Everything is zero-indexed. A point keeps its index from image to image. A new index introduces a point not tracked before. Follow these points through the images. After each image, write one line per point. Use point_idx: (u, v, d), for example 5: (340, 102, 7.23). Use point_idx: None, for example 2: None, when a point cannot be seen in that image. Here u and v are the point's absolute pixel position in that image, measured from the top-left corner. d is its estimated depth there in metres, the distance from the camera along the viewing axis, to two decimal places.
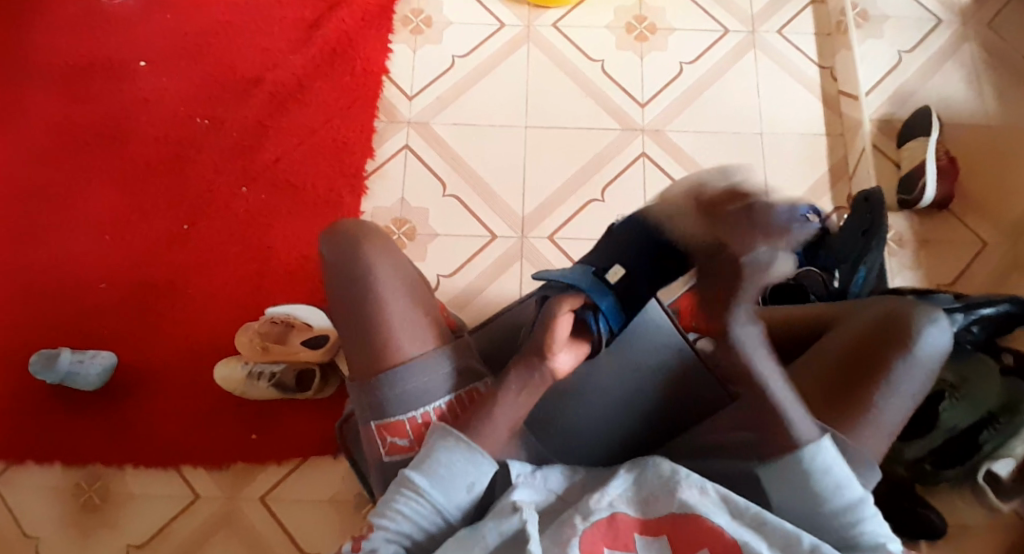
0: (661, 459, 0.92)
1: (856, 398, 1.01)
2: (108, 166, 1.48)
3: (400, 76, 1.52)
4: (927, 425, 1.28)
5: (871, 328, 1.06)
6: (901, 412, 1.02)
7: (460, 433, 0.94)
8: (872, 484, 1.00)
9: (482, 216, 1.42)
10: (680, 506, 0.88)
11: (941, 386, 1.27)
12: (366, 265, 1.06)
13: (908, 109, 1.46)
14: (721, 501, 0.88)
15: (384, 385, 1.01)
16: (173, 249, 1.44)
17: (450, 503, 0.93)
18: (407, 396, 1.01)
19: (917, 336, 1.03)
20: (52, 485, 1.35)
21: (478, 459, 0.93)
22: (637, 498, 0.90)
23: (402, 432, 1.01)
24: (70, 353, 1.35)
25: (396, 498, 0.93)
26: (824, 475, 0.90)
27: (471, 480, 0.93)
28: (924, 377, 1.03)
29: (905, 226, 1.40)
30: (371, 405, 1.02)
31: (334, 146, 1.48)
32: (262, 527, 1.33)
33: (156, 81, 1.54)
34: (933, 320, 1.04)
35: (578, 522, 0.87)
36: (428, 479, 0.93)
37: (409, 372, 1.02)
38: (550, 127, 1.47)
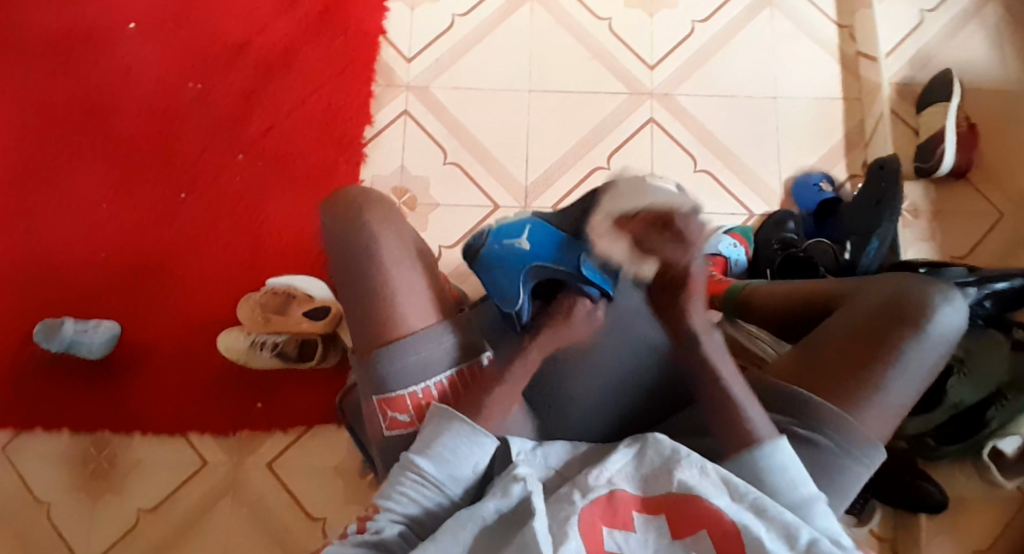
0: (662, 434, 0.89)
1: (865, 377, 0.99)
2: (101, 132, 1.45)
3: (398, 37, 1.46)
4: (932, 402, 1.27)
5: (880, 307, 1.02)
6: (910, 391, 0.99)
7: (463, 415, 0.93)
8: (875, 464, 0.98)
9: (484, 185, 1.38)
10: (678, 485, 0.86)
11: (949, 362, 1.25)
12: (368, 238, 1.02)
13: (929, 72, 1.39)
14: (721, 483, 0.86)
15: (383, 361, 0.98)
16: (170, 217, 1.42)
17: (455, 483, 0.92)
18: (408, 370, 0.98)
19: (929, 315, 1.00)
20: (61, 453, 1.37)
21: (480, 439, 0.92)
22: (637, 472, 0.88)
23: (403, 407, 0.99)
24: (74, 322, 1.36)
25: (401, 480, 0.91)
26: (782, 473, 0.89)
27: (476, 461, 0.92)
28: (935, 356, 1.00)
29: (920, 196, 1.36)
30: (372, 380, 1.00)
31: (332, 110, 1.43)
32: (268, 493, 1.36)
33: (149, 44, 1.49)
34: (947, 299, 1.01)
35: (578, 499, 0.85)
36: (433, 461, 0.92)
37: (408, 347, 0.99)
38: (553, 92, 1.41)
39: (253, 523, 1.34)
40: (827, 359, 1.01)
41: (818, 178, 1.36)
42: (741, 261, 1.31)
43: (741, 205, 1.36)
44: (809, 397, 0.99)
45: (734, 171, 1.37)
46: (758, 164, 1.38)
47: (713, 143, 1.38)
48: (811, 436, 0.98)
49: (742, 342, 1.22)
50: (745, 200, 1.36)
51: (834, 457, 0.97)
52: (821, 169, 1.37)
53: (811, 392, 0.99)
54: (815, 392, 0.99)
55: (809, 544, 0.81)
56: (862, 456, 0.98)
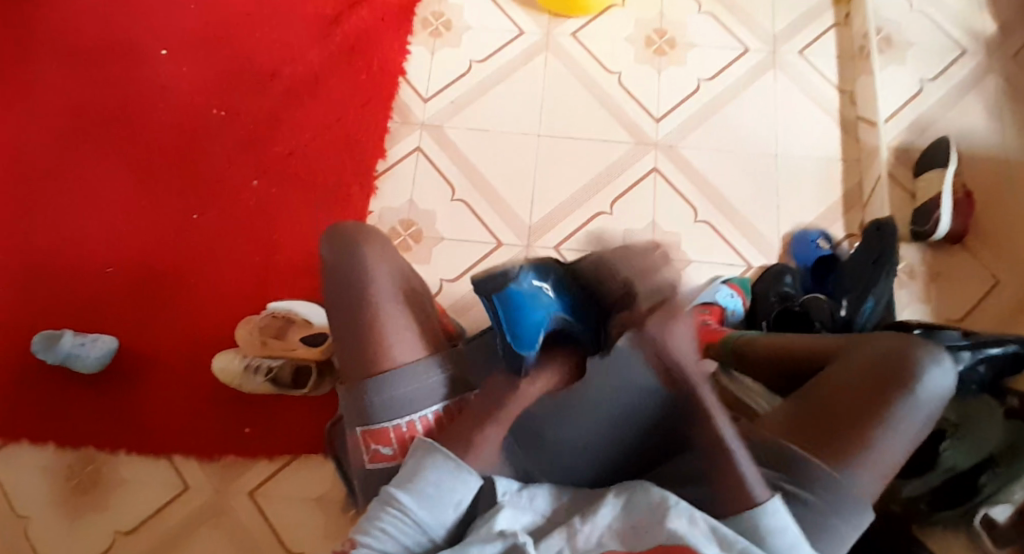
0: (651, 484, 0.90)
1: (853, 435, 0.99)
2: (121, 151, 1.49)
3: (416, 78, 1.51)
4: (927, 464, 1.26)
5: (870, 368, 1.03)
6: (898, 452, 1.00)
7: (448, 450, 0.93)
8: (863, 525, 0.98)
9: (489, 223, 1.41)
10: (668, 536, 0.85)
11: (942, 426, 1.25)
12: (365, 272, 1.07)
13: (929, 137, 1.44)
14: (707, 532, 0.86)
15: (371, 392, 1.01)
16: (179, 237, 1.44)
17: (436, 522, 0.91)
18: (394, 403, 1.01)
19: (918, 376, 1.01)
20: (45, 466, 1.35)
21: (464, 476, 0.92)
22: (625, 527, 0.88)
23: (387, 439, 1.00)
24: (73, 335, 1.37)
25: (382, 516, 0.91)
26: (773, 517, 0.87)
27: (458, 498, 0.92)
28: (923, 418, 1.01)
29: (917, 258, 1.37)
30: (358, 411, 1.02)
31: (347, 143, 1.47)
32: (249, 522, 1.33)
33: (176, 69, 1.54)
34: (935, 361, 1.03)
35: None
36: (416, 498, 0.92)
37: (397, 379, 1.01)
38: (562, 138, 1.45)
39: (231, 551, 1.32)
40: (814, 416, 1.02)
41: (816, 235, 1.38)
42: (738, 312, 1.32)
43: (740, 255, 1.39)
44: (794, 451, 0.98)
45: (735, 223, 1.41)
46: (758, 218, 1.41)
47: (714, 195, 1.42)
48: (797, 492, 0.96)
49: (739, 397, 1.20)
50: (745, 251, 1.39)
51: (820, 514, 0.96)
52: (820, 227, 1.40)
53: (796, 446, 0.99)
54: (801, 448, 0.99)
55: None
56: (850, 516, 0.96)
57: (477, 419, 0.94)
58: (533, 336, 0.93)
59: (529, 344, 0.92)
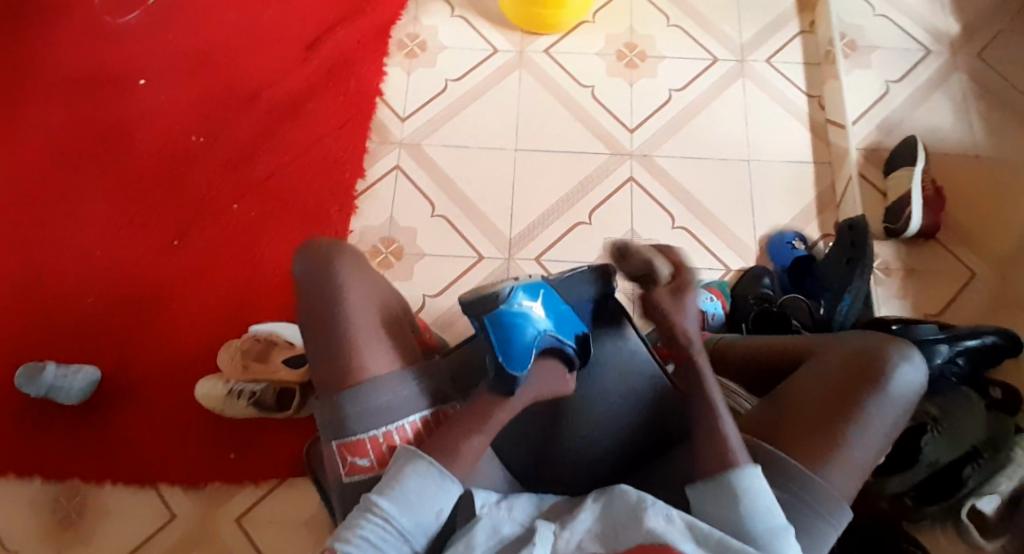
0: (626, 486, 0.89)
1: (824, 438, 0.98)
2: (100, 182, 1.49)
3: (394, 99, 1.53)
4: (907, 458, 1.24)
5: (843, 364, 1.02)
6: (872, 451, 0.98)
7: (434, 462, 0.92)
8: (842, 524, 0.96)
9: (469, 237, 1.42)
10: (647, 536, 0.85)
11: (922, 419, 1.24)
12: (337, 283, 1.05)
13: (896, 137, 1.46)
14: (687, 528, 0.86)
15: (347, 403, 0.99)
16: (161, 264, 1.45)
17: (418, 531, 0.89)
18: (370, 412, 0.99)
19: (891, 373, 1.00)
20: (29, 501, 1.34)
21: (446, 485, 0.91)
22: (605, 525, 0.87)
23: (363, 452, 0.99)
24: (55, 367, 1.36)
25: (363, 523, 0.89)
26: (755, 498, 0.88)
27: (441, 506, 0.91)
28: (897, 415, 1.00)
29: (892, 255, 1.39)
30: (334, 424, 1.00)
31: (326, 164, 1.49)
32: (236, 548, 1.32)
33: (154, 98, 1.55)
34: (908, 356, 1.01)
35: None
36: (396, 505, 0.89)
37: (373, 391, 1.00)
38: (539, 151, 1.47)
39: None
40: (791, 417, 1.01)
41: (791, 237, 1.39)
42: (719, 314, 1.32)
43: (718, 259, 1.40)
44: (770, 450, 0.98)
45: (712, 228, 1.42)
46: (733, 223, 1.42)
47: (690, 201, 1.43)
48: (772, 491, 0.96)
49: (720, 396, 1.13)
50: (722, 254, 1.40)
51: (796, 512, 0.95)
52: (795, 228, 1.41)
53: (771, 445, 0.99)
54: (778, 447, 0.99)
55: None
56: (830, 516, 0.96)
57: (474, 419, 0.95)
58: (524, 358, 0.95)
59: (519, 364, 0.95)
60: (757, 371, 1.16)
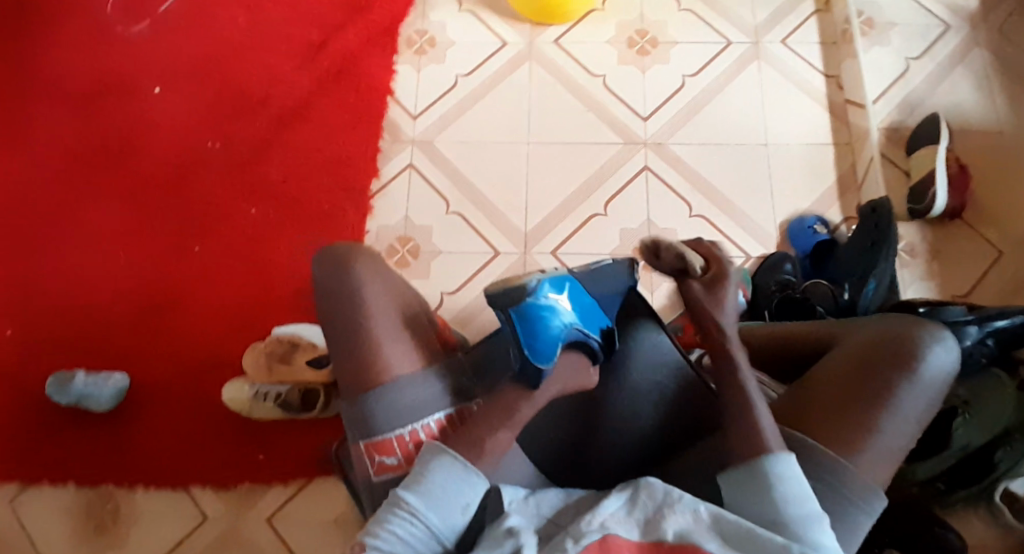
0: (653, 478, 0.88)
1: (857, 424, 0.97)
2: (120, 191, 1.51)
3: (405, 97, 1.53)
4: (938, 443, 1.23)
5: (872, 349, 1.01)
6: (905, 433, 0.98)
7: (460, 458, 0.92)
8: (877, 510, 0.96)
9: (485, 233, 1.42)
10: (672, 533, 0.84)
11: (953, 402, 1.22)
12: (355, 286, 1.06)
13: (919, 115, 1.43)
14: (712, 524, 0.85)
15: (372, 403, 1.00)
16: (183, 270, 1.46)
17: (445, 526, 0.89)
18: (395, 411, 1.00)
19: (922, 357, 0.99)
20: (65, 507, 1.36)
21: (472, 479, 0.92)
22: (631, 517, 0.86)
23: (390, 450, 0.99)
24: (85, 375, 1.38)
25: (390, 519, 0.89)
26: (788, 485, 0.87)
27: (467, 501, 0.91)
28: (929, 398, 0.99)
29: (917, 236, 1.37)
30: (359, 424, 1.01)
31: (341, 164, 1.49)
32: (267, 547, 1.34)
33: (170, 105, 1.56)
34: (939, 340, 1.00)
35: (569, 547, 0.82)
36: (423, 500, 0.90)
37: (397, 390, 1.01)
38: (552, 143, 1.46)
39: None
40: (821, 403, 1.00)
41: (812, 221, 1.37)
42: (741, 303, 1.29)
43: (738, 247, 1.39)
44: (802, 439, 0.97)
45: (731, 216, 1.40)
46: (753, 210, 1.40)
47: (708, 189, 1.42)
48: (804, 481, 0.95)
49: (752, 390, 1.11)
50: (742, 242, 1.39)
51: (831, 498, 0.95)
52: (816, 212, 1.39)
53: (804, 432, 0.98)
54: (810, 436, 0.98)
55: None
56: (866, 504, 0.95)
57: (497, 414, 0.97)
58: (550, 350, 0.98)
59: (545, 356, 0.98)
60: (780, 359, 1.15)
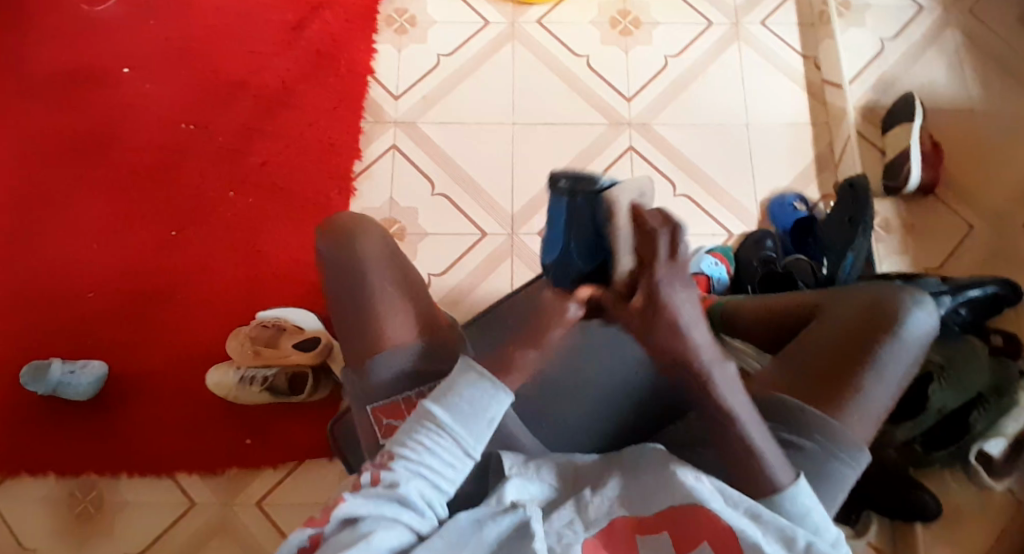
0: (656, 448, 0.91)
1: (841, 386, 1.00)
2: (93, 176, 1.47)
3: (386, 76, 1.52)
4: (917, 406, 1.30)
5: (855, 314, 1.04)
6: (888, 394, 1.01)
7: (482, 370, 0.87)
8: (861, 467, 0.99)
9: (471, 214, 1.43)
10: (676, 496, 0.86)
11: (928, 368, 1.30)
12: (356, 260, 1.04)
13: (893, 94, 1.47)
14: (716, 491, 0.87)
15: (376, 372, 1.00)
16: (161, 256, 1.44)
17: (472, 437, 0.87)
18: (400, 377, 1.00)
19: (901, 320, 1.02)
20: (46, 498, 1.34)
21: (496, 393, 0.87)
22: (631, 486, 0.88)
23: (400, 414, 0.98)
24: (61, 363, 1.35)
25: (417, 433, 0.87)
26: (805, 517, 0.88)
27: (492, 414, 0.87)
28: (910, 360, 1.02)
29: (891, 212, 1.42)
30: (367, 392, 1.01)
31: (323, 145, 1.47)
32: (259, 531, 1.33)
33: (142, 87, 1.53)
34: (917, 302, 1.03)
35: (578, 529, 0.85)
36: (449, 412, 0.87)
37: (398, 361, 1.00)
38: (537, 124, 1.47)
39: None
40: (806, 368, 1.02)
41: (792, 199, 1.40)
42: (724, 279, 1.32)
43: (719, 225, 1.41)
44: (790, 401, 0.99)
45: (711, 194, 1.43)
46: (734, 187, 1.43)
47: (691, 168, 1.44)
48: (796, 441, 0.98)
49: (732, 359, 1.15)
50: (723, 219, 1.41)
51: (819, 456, 0.97)
52: (795, 190, 1.42)
53: (791, 398, 1.00)
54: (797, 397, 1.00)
55: (805, 546, 0.84)
56: (850, 459, 0.98)
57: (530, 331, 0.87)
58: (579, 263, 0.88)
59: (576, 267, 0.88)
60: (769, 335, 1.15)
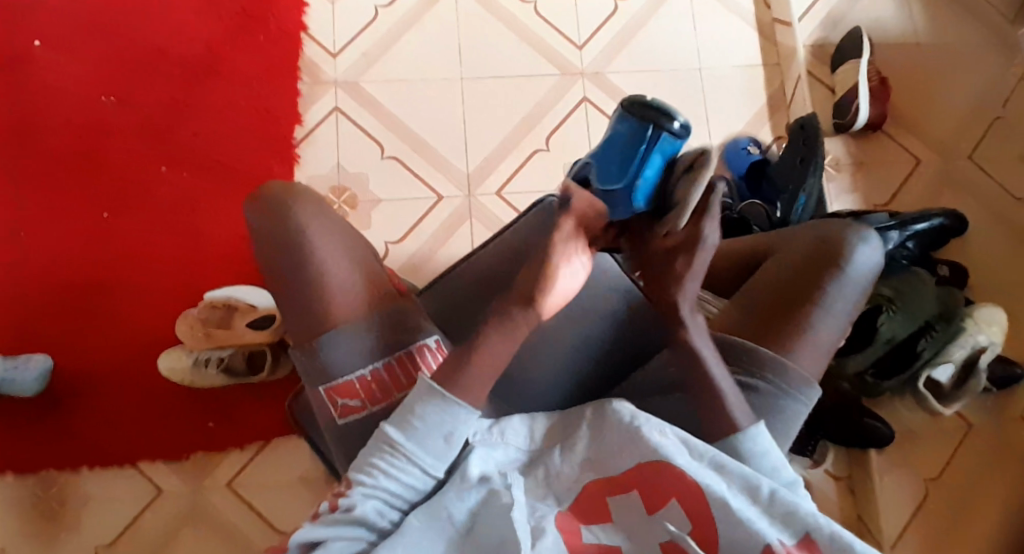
0: (620, 402, 0.87)
1: (789, 323, 0.99)
2: (11, 159, 1.37)
3: (321, 33, 1.45)
4: (868, 336, 1.30)
5: (802, 254, 1.03)
6: (836, 329, 1.00)
7: (434, 383, 0.84)
8: (811, 402, 0.99)
9: (426, 178, 1.38)
10: (648, 452, 0.83)
11: (878, 300, 1.29)
12: (295, 230, 0.97)
13: (841, 31, 1.48)
14: (680, 443, 0.85)
15: (325, 350, 0.93)
16: (95, 239, 1.35)
17: (431, 457, 0.83)
18: (350, 353, 0.93)
19: (848, 256, 1.01)
20: (4, 501, 1.28)
21: (453, 408, 0.84)
22: (596, 449, 0.86)
23: (353, 391, 0.93)
24: (2, 360, 1.27)
25: (372, 457, 0.83)
26: (764, 458, 0.87)
27: (449, 432, 0.84)
28: (857, 294, 1.01)
29: (842, 150, 1.42)
30: (314, 371, 0.94)
31: (258, 112, 1.40)
32: (232, 513, 1.29)
33: (55, 59, 1.41)
34: (863, 238, 1.02)
35: (551, 503, 0.83)
36: (403, 432, 0.84)
37: (349, 336, 0.94)
38: (488, 78, 1.43)
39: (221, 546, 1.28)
40: (755, 310, 1.02)
41: (745, 142, 1.39)
42: None
43: None
44: (737, 342, 1.00)
45: None
46: (688, 133, 1.42)
47: None
48: (746, 381, 0.98)
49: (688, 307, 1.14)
50: None
51: (768, 394, 0.98)
52: (749, 133, 1.41)
53: (740, 338, 1.00)
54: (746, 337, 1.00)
55: (770, 496, 0.80)
56: (799, 394, 0.98)
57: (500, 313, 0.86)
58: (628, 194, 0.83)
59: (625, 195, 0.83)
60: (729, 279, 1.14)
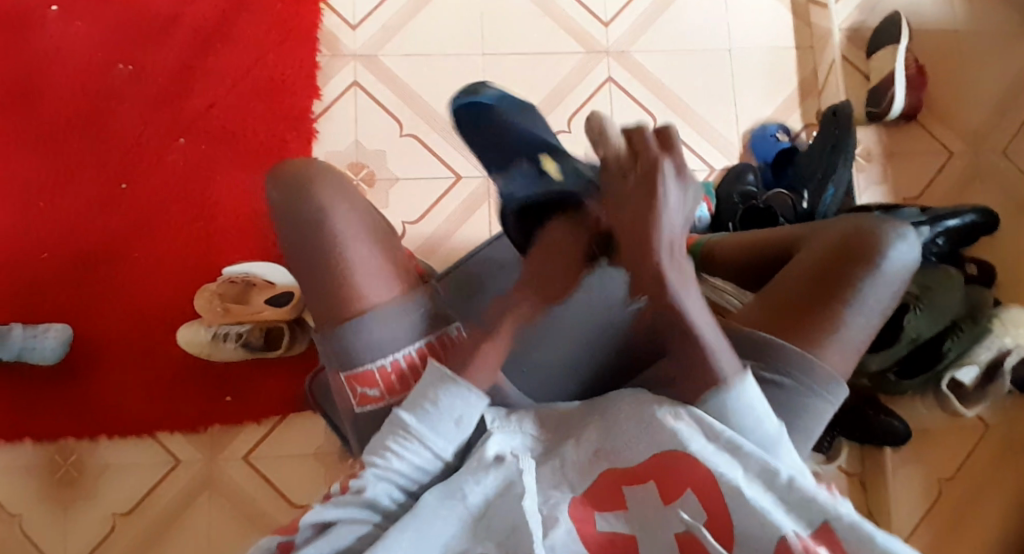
0: (639, 393, 0.82)
1: (818, 318, 0.91)
2: (26, 127, 1.35)
3: (340, 3, 1.41)
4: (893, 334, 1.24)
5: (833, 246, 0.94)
6: (868, 328, 0.92)
7: (445, 368, 0.81)
8: (837, 402, 0.91)
9: (444, 157, 1.36)
10: (662, 441, 0.77)
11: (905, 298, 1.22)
12: (316, 209, 0.91)
13: (878, 15, 1.43)
14: (696, 427, 0.78)
15: (347, 336, 0.87)
16: (111, 209, 1.34)
17: (442, 441, 0.79)
18: (376, 340, 0.87)
19: (884, 251, 0.93)
20: (23, 468, 1.29)
21: (463, 391, 0.80)
22: (608, 440, 0.79)
23: (373, 381, 0.88)
24: (22, 328, 1.27)
25: (385, 439, 0.79)
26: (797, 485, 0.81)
27: (460, 414, 0.80)
28: (891, 292, 0.93)
29: (873, 140, 1.38)
30: (337, 356, 0.88)
31: (274, 84, 1.38)
32: (248, 485, 1.30)
33: (70, 24, 1.39)
34: (901, 235, 0.94)
35: (563, 494, 0.77)
36: (415, 414, 0.80)
37: (374, 322, 0.87)
38: (511, 54, 1.39)
39: (237, 518, 1.28)
40: (779, 302, 0.93)
41: (774, 129, 1.36)
42: (705, 218, 1.26)
43: (700, 158, 1.36)
44: (759, 333, 0.91)
45: (692, 125, 1.38)
46: (714, 117, 1.38)
47: (670, 99, 1.38)
48: (768, 376, 0.89)
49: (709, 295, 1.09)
50: (705, 154, 1.36)
51: (792, 392, 0.89)
52: (777, 120, 1.38)
53: (763, 331, 0.91)
54: (768, 329, 0.92)
55: (788, 481, 0.73)
56: (826, 393, 0.90)
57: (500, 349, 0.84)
58: None
59: None
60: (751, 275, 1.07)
